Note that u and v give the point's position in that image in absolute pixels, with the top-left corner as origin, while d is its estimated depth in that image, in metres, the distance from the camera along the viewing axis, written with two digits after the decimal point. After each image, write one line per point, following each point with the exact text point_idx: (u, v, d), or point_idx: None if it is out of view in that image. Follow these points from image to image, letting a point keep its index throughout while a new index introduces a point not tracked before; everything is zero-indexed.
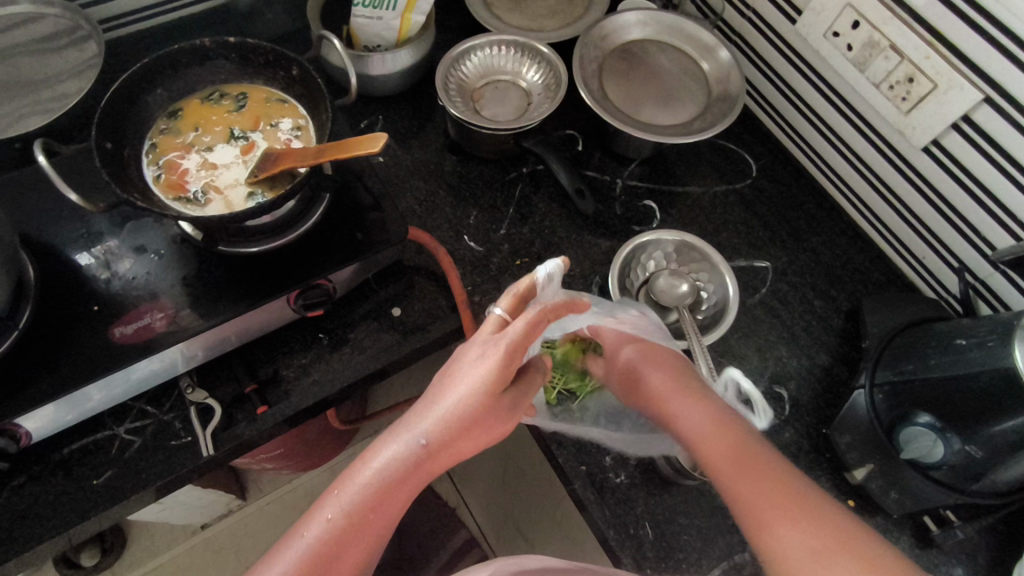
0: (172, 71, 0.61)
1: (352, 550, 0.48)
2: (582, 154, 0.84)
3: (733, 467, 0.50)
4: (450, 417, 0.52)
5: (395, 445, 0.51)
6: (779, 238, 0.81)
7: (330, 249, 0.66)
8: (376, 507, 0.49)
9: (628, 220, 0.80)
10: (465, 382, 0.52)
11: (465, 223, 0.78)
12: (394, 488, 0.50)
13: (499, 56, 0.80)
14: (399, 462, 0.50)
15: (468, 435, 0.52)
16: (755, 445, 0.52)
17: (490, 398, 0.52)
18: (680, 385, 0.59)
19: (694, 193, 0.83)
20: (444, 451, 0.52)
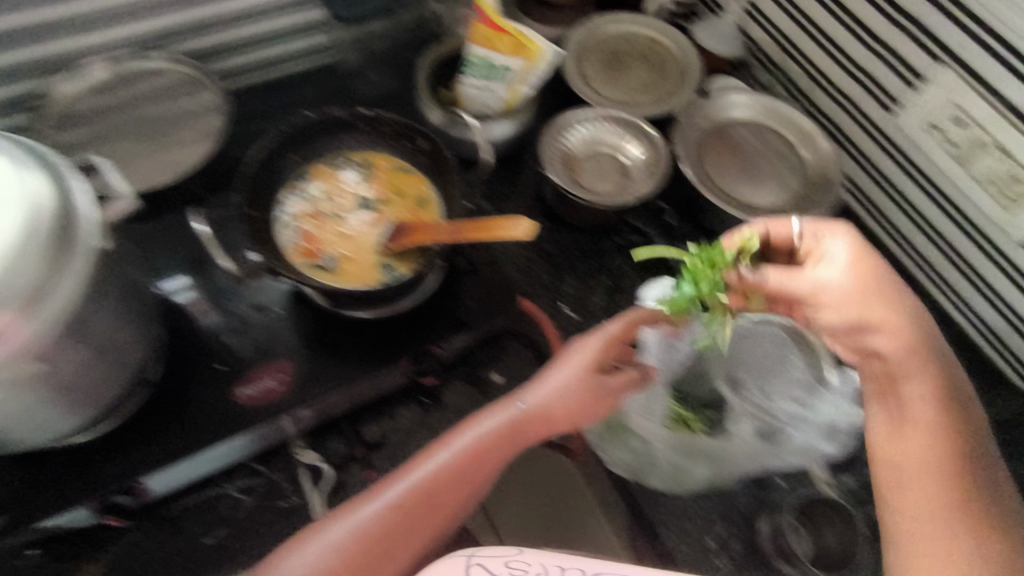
0: (307, 139, 0.64)
1: (443, 498, 0.56)
2: (672, 227, 0.84)
3: (914, 470, 0.47)
4: (549, 389, 0.61)
5: (498, 413, 0.60)
6: None
7: (447, 319, 0.68)
8: (477, 461, 0.57)
9: None
10: (567, 366, 0.61)
11: (561, 292, 0.78)
12: (490, 449, 0.58)
13: (601, 130, 0.82)
14: (500, 426, 0.59)
15: (565, 411, 0.60)
16: (958, 425, 0.48)
17: (590, 378, 0.61)
18: (907, 353, 0.51)
19: None
20: (541, 427, 0.60)
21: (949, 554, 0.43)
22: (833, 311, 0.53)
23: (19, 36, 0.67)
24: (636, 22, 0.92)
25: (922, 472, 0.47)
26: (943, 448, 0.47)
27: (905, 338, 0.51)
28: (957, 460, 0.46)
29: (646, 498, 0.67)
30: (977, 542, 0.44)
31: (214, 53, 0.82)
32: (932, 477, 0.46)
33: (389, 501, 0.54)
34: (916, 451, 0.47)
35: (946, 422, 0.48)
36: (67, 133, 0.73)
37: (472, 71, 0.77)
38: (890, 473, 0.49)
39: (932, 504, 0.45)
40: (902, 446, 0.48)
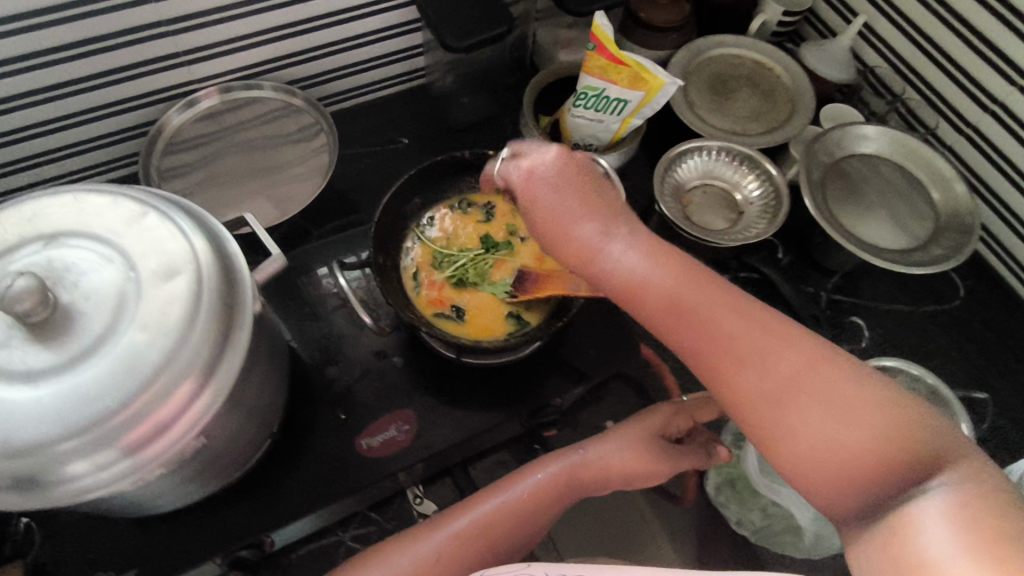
0: (433, 180, 0.62)
1: (498, 539, 0.54)
2: (781, 261, 0.82)
3: (764, 373, 0.39)
4: (608, 448, 0.58)
5: (558, 459, 0.58)
6: (989, 368, 0.77)
7: (564, 367, 0.65)
8: (533, 507, 0.56)
9: (838, 338, 0.78)
10: (632, 424, 0.60)
11: None
12: (548, 499, 0.57)
13: (716, 164, 0.79)
14: (557, 476, 0.57)
15: (622, 473, 0.58)
16: (739, 330, 0.40)
17: (652, 437, 0.59)
18: (666, 287, 0.43)
19: (900, 311, 0.80)
20: (597, 485, 0.58)
21: (852, 480, 0.36)
22: (611, 249, 0.45)
23: (138, 69, 0.67)
24: (741, 46, 0.88)
25: (785, 401, 0.38)
26: (821, 392, 0.38)
27: (684, 285, 0.43)
28: (852, 375, 0.38)
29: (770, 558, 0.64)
30: (871, 480, 0.36)
31: (316, 81, 0.80)
32: (801, 404, 0.38)
33: (446, 535, 0.53)
34: (801, 383, 0.38)
35: (760, 327, 0.40)
36: (176, 162, 0.72)
37: (582, 103, 0.74)
38: (776, 418, 0.38)
39: (814, 423, 0.37)
40: (756, 372, 0.39)
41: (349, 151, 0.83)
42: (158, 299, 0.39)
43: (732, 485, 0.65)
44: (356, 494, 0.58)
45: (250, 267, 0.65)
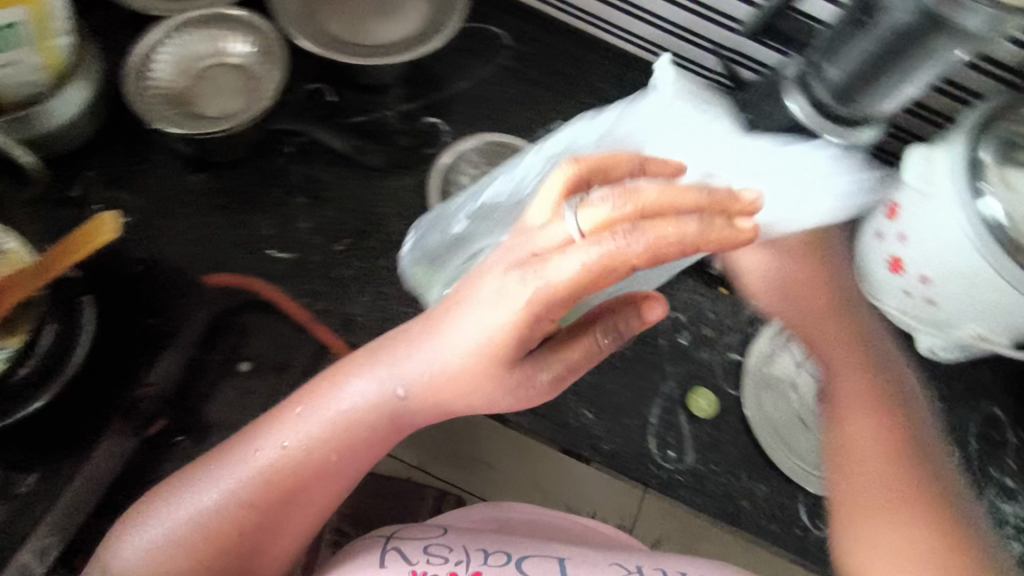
0: None
1: (300, 493, 0.50)
2: (336, 103, 0.76)
3: (871, 440, 0.53)
4: (434, 344, 0.47)
5: (367, 384, 0.50)
6: (556, 96, 0.80)
7: (139, 349, 0.62)
8: (336, 449, 0.50)
9: (418, 146, 0.76)
10: (469, 334, 0.45)
11: (261, 237, 0.69)
12: (358, 435, 0.50)
13: (189, 42, 0.68)
14: (370, 414, 0.50)
15: (460, 388, 0.47)
16: (895, 394, 0.56)
17: (492, 359, 0.45)
18: (828, 339, 0.59)
19: (463, 89, 0.80)
20: (405, 418, 0.51)
21: (896, 506, 0.49)
22: (824, 362, 0.59)
23: None
24: None
25: (820, 327, 0.60)
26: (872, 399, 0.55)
27: (877, 382, 0.57)
28: (889, 430, 0.53)
29: None
30: (916, 515, 0.49)
31: None
32: (848, 356, 0.58)
33: (232, 492, 0.49)
34: (856, 377, 0.57)
35: (862, 378, 0.57)
36: None
37: None
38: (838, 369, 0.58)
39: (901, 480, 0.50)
40: (843, 355, 0.58)
41: None
42: None
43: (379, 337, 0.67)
44: None
45: None
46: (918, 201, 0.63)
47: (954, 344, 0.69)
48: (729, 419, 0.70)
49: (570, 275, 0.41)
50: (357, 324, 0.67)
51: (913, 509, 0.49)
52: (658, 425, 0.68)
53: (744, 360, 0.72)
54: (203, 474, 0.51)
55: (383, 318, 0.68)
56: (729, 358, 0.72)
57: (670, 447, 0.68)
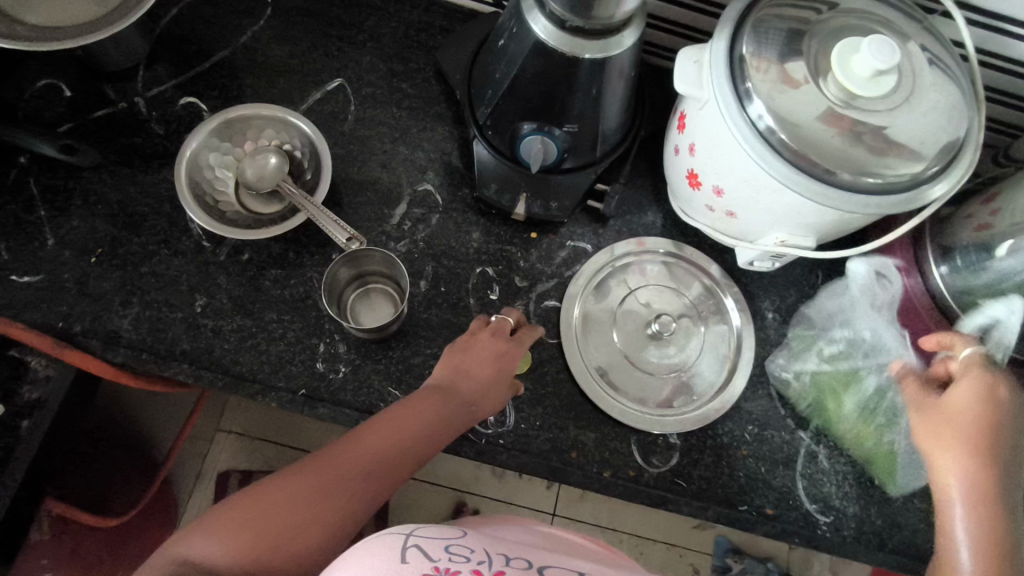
0: None
1: (359, 497, 0.49)
2: (71, 97, 0.68)
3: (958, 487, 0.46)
4: (463, 370, 0.58)
5: (443, 393, 0.57)
6: (332, 47, 0.73)
7: None
8: (387, 458, 0.52)
9: (177, 132, 0.68)
10: (474, 353, 0.59)
11: (0, 264, 0.62)
12: (421, 438, 0.54)
13: None
14: (426, 414, 0.55)
15: (492, 382, 0.59)
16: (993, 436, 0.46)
17: (498, 364, 0.59)
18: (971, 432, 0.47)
19: (224, 59, 0.71)
20: (469, 417, 0.57)
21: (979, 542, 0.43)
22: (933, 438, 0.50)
23: None
24: None
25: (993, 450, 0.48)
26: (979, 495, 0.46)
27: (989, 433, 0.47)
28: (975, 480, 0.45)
29: (239, 381, 0.61)
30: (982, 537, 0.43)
31: None
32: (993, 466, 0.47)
33: (287, 506, 0.47)
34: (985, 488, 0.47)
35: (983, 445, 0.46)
36: None
37: None
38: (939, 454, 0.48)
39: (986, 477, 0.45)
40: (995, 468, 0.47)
41: None
42: None
43: (151, 350, 0.61)
44: None
45: None
46: (702, 110, 0.57)
47: (769, 256, 0.65)
48: (551, 369, 0.66)
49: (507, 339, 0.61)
50: (124, 340, 0.61)
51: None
52: None
53: (563, 304, 0.68)
54: (253, 495, 0.48)
55: (153, 329, 0.62)
56: (545, 305, 0.68)
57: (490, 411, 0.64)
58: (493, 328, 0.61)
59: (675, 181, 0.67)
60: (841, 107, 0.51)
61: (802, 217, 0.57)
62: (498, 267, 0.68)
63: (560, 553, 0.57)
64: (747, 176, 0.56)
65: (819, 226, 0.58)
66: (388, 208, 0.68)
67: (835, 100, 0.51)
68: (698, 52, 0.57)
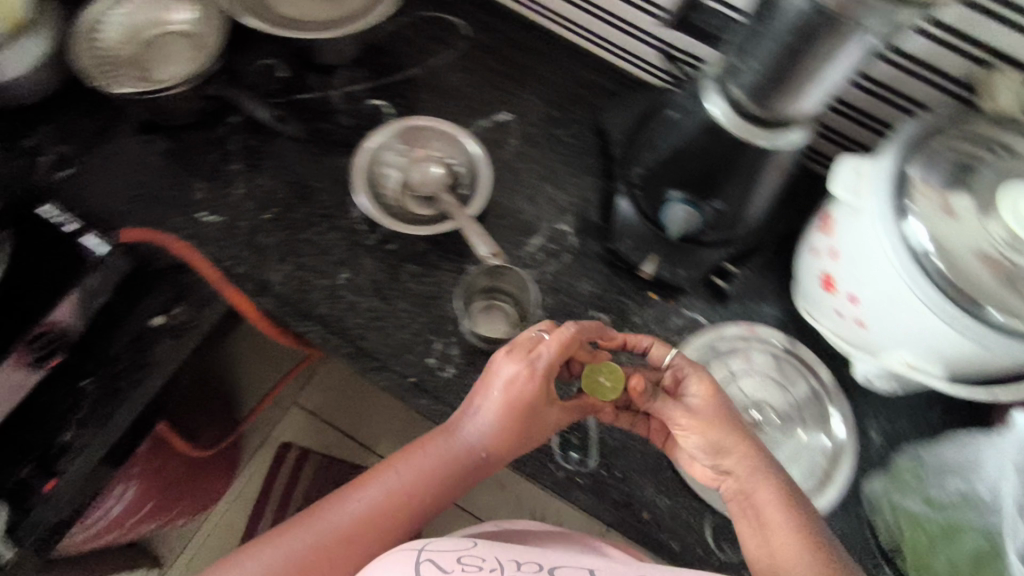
0: None
1: (386, 529, 0.56)
2: (285, 78, 0.78)
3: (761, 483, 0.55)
4: (477, 409, 0.60)
5: (465, 433, 0.60)
6: (510, 87, 0.80)
7: (44, 289, 0.60)
8: (413, 492, 0.57)
9: (361, 127, 0.76)
10: (493, 392, 0.59)
11: (194, 200, 0.71)
12: (440, 479, 0.58)
13: (138, 14, 0.72)
14: (442, 457, 0.59)
15: (507, 430, 0.59)
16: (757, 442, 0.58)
17: (516, 407, 0.59)
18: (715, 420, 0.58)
19: (415, 75, 0.79)
20: (471, 467, 0.59)
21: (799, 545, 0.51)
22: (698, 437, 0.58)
23: None
24: None
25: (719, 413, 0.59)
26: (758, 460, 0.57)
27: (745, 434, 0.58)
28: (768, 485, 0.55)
29: (357, 354, 0.67)
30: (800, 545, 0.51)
31: None
32: (724, 428, 0.58)
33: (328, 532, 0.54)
34: (735, 442, 0.57)
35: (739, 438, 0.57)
36: None
37: None
38: (702, 458, 0.59)
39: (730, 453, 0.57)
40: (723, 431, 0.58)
41: None
42: None
43: (293, 305, 0.68)
44: None
45: None
46: (854, 218, 0.58)
47: (888, 375, 0.64)
48: None
49: (532, 368, 0.59)
50: (273, 291, 0.68)
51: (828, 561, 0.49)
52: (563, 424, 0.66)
53: None
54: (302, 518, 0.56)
55: (299, 288, 0.69)
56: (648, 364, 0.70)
57: (573, 447, 0.66)
58: (506, 354, 0.61)
59: (806, 281, 0.68)
60: (1005, 250, 0.51)
61: (936, 345, 0.56)
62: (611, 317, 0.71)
63: (564, 551, 0.55)
64: (889, 290, 0.56)
65: (953, 359, 0.57)
66: (524, 236, 0.73)
67: (999, 242, 0.51)
68: (861, 161, 0.58)
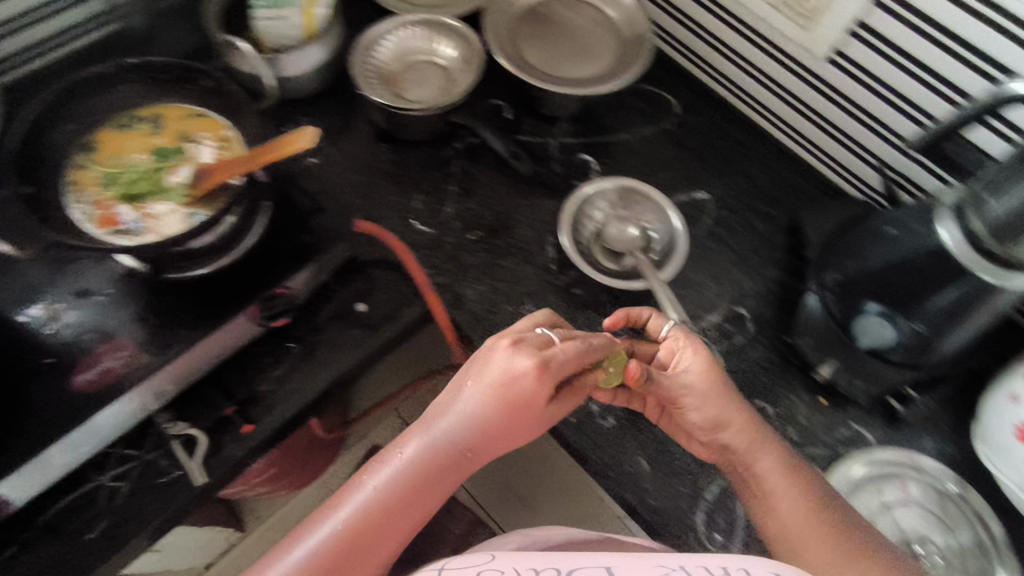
0: None
1: (378, 540, 0.51)
2: (511, 120, 0.85)
3: (772, 469, 0.57)
4: (463, 402, 0.56)
5: (448, 423, 0.56)
6: (712, 171, 0.85)
7: (285, 259, 0.66)
8: (405, 500, 0.52)
9: (569, 177, 0.82)
10: (479, 382, 0.56)
11: (412, 208, 0.78)
12: (432, 474, 0.54)
13: (411, 37, 0.79)
14: (429, 450, 0.54)
15: (500, 420, 0.56)
16: (768, 441, 0.59)
17: (505, 396, 0.55)
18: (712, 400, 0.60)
19: (624, 139, 0.85)
20: (462, 459, 0.55)
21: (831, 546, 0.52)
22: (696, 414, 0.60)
23: None
24: None
25: (717, 388, 0.60)
26: (759, 435, 0.59)
27: (761, 440, 0.59)
28: (768, 465, 0.57)
29: None
30: (827, 540, 0.52)
31: None
32: (727, 403, 0.59)
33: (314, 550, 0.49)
34: (738, 418, 0.59)
35: (749, 434, 0.58)
36: None
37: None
38: (702, 434, 0.61)
39: (744, 437, 0.58)
40: (724, 405, 0.59)
41: None
42: None
43: (479, 322, 0.73)
44: (88, 438, 0.59)
45: None
46: None
47: None
48: None
49: (527, 355, 0.56)
50: (464, 306, 0.73)
51: (839, 540, 0.52)
52: (711, 504, 0.66)
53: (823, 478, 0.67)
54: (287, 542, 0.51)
55: (488, 309, 0.73)
56: None
57: (718, 529, 0.65)
58: (506, 342, 0.57)
59: (994, 428, 0.65)
60: None
61: None
62: (776, 410, 0.71)
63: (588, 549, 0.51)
64: None
65: None
66: (704, 312, 0.75)
67: None
68: None
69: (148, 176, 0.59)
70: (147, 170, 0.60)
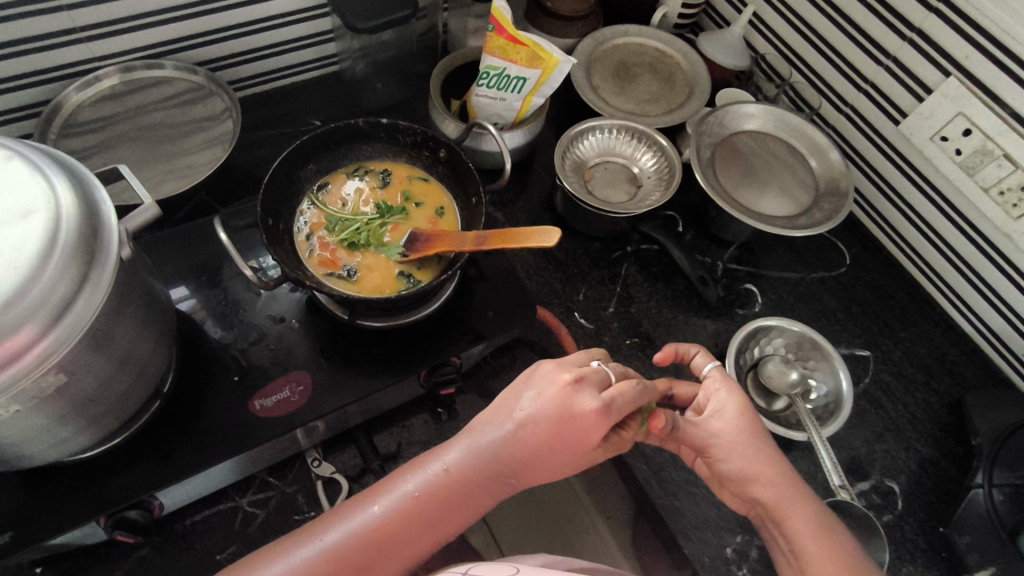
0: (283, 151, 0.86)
1: (409, 540, 0.48)
2: (682, 234, 0.86)
3: (803, 521, 0.54)
4: (506, 411, 0.52)
5: (493, 433, 0.51)
6: (874, 329, 0.84)
7: (462, 328, 0.67)
8: (440, 506, 0.49)
9: (731, 303, 0.82)
10: (528, 395, 0.52)
11: (576, 299, 0.79)
12: (470, 485, 0.50)
13: (613, 141, 0.83)
14: (468, 459, 0.50)
15: (543, 451, 0.50)
16: (807, 498, 0.56)
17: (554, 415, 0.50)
18: (750, 446, 0.57)
19: (788, 278, 0.86)
20: (492, 480, 0.51)
21: None
22: (733, 464, 0.57)
23: (43, 42, 0.68)
24: (644, 35, 0.94)
25: (745, 435, 0.57)
26: (793, 492, 0.56)
27: (797, 496, 0.56)
28: (802, 515, 0.55)
29: (664, 508, 0.69)
30: None
31: (227, 62, 0.83)
32: (754, 453, 0.57)
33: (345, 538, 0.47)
34: (766, 470, 0.56)
35: (784, 486, 0.56)
36: (74, 144, 0.72)
37: (484, 81, 0.76)
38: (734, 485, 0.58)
39: (778, 486, 0.56)
40: (753, 456, 0.57)
41: (257, 134, 0.86)
42: (11, 237, 0.40)
43: None
44: (247, 459, 0.60)
45: (164, 246, 0.67)
46: None
47: None
48: None
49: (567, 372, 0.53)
50: None
51: None
52: None
53: None
54: (319, 525, 0.49)
55: None
56: None
57: None
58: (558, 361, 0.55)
59: None
60: None
61: None
62: None
63: None
64: None
65: None
66: (853, 476, 0.73)
67: None
68: None
69: (368, 226, 0.63)
70: (369, 221, 0.63)
